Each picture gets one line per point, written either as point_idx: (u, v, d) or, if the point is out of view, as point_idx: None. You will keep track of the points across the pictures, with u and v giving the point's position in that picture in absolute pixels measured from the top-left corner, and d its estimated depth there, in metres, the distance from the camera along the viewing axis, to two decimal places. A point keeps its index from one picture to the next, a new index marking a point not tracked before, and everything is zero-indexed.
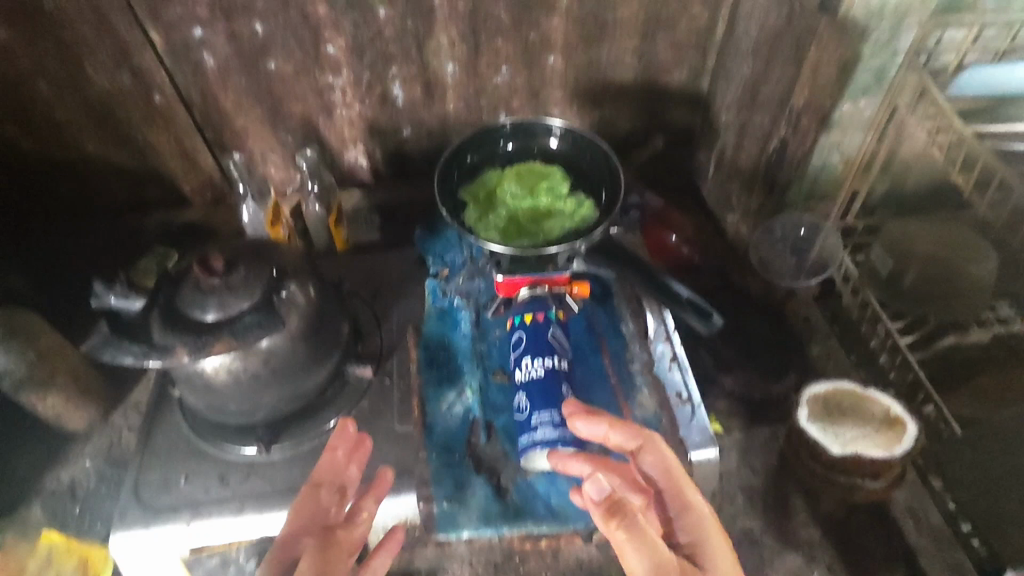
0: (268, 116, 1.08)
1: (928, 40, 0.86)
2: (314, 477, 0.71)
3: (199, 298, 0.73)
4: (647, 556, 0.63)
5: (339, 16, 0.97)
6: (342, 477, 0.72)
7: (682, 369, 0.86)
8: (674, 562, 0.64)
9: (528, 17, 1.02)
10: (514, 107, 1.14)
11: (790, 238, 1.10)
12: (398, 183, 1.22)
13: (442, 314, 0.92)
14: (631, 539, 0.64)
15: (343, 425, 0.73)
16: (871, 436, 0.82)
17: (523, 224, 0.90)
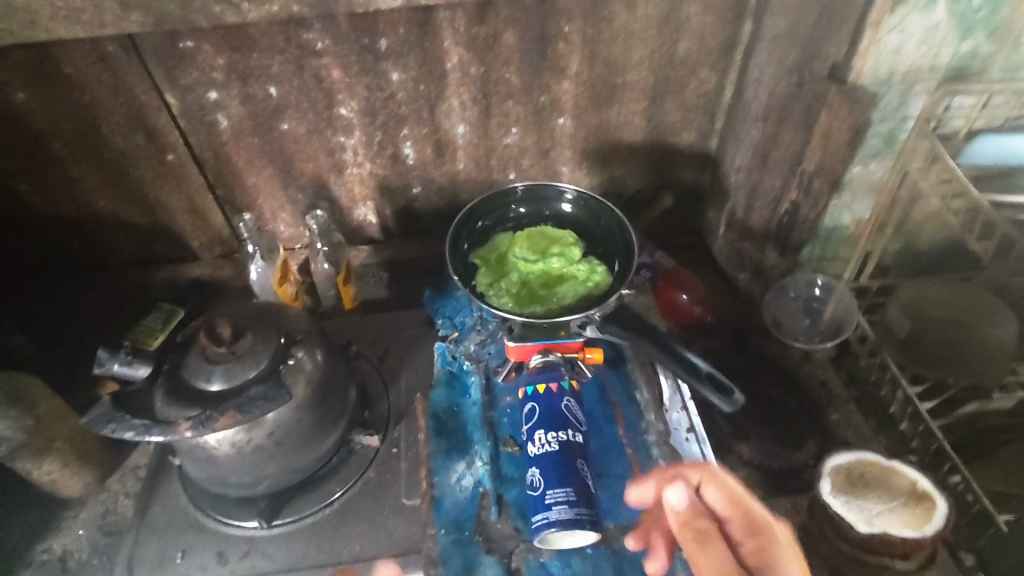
0: (279, 175, 1.09)
1: (937, 108, 0.88)
2: None
3: (205, 368, 0.73)
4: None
5: (353, 80, 0.98)
6: None
7: (700, 440, 0.83)
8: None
9: (538, 80, 1.03)
10: (524, 166, 1.15)
11: (802, 297, 1.09)
12: (407, 240, 1.22)
13: (451, 380, 0.90)
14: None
15: None
16: (899, 512, 0.79)
17: (535, 290, 0.89)
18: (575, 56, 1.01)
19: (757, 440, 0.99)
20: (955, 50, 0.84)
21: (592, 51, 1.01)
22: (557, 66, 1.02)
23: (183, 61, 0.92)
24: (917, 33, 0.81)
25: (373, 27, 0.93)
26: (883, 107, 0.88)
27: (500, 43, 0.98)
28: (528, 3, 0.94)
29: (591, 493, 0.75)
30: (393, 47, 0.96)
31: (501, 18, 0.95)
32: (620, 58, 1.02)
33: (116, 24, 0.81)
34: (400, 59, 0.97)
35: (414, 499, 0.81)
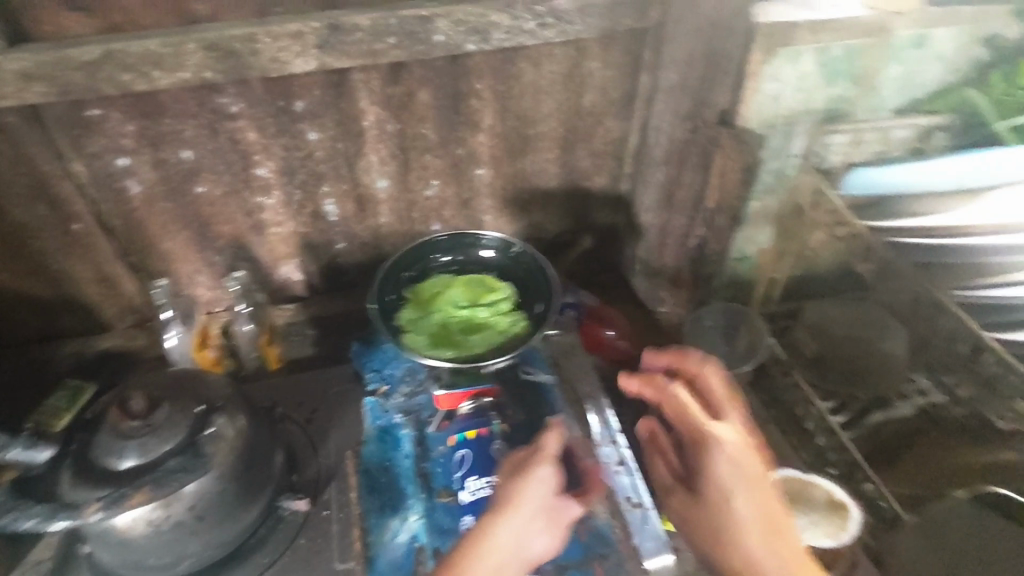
0: (195, 239, 1.06)
1: (817, 145, 0.98)
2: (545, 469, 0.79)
3: (117, 444, 0.69)
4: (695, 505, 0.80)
5: (269, 141, 0.99)
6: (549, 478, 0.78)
7: (630, 472, 0.84)
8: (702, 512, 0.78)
9: (454, 135, 1.07)
10: (447, 217, 1.18)
11: (719, 325, 1.13)
12: (333, 296, 1.21)
13: (382, 435, 0.88)
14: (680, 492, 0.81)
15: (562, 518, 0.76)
16: (819, 524, 0.83)
17: (450, 334, 0.92)
18: (488, 111, 1.06)
19: None
20: (825, 95, 0.94)
21: (504, 106, 1.06)
22: (471, 120, 1.06)
23: (89, 129, 0.90)
24: (790, 82, 0.91)
25: (288, 89, 0.95)
26: (770, 147, 0.97)
27: (414, 101, 1.01)
28: (439, 63, 0.98)
29: None
30: (308, 108, 0.97)
31: (414, 78, 0.98)
32: (530, 111, 1.07)
33: (17, 96, 0.81)
34: (316, 119, 0.99)
35: (348, 561, 0.79)
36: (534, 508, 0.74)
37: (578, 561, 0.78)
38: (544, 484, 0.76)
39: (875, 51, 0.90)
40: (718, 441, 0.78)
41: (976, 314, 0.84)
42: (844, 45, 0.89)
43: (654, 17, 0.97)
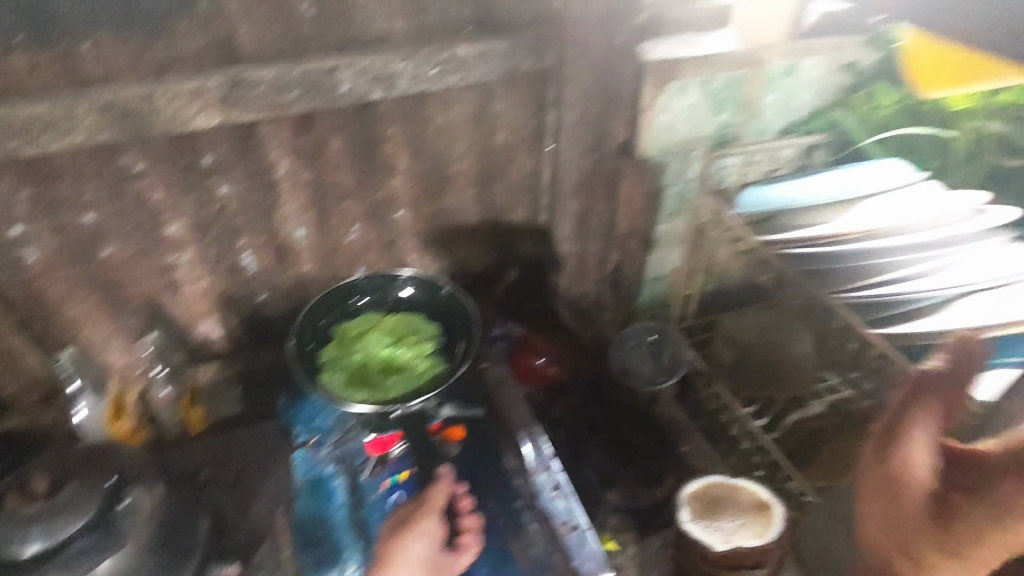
0: (105, 304, 1.02)
1: (712, 168, 1.06)
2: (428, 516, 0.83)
3: (19, 529, 0.65)
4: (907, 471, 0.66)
5: (178, 198, 0.97)
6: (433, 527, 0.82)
7: (565, 496, 0.86)
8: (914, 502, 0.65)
9: (371, 180, 1.09)
10: (370, 260, 1.18)
11: (643, 344, 1.15)
12: (259, 349, 1.18)
13: (315, 487, 0.89)
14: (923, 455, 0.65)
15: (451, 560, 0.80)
16: (746, 525, 0.87)
17: (368, 374, 0.92)
18: (401, 154, 1.08)
19: (623, 485, 1.05)
20: (714, 122, 1.02)
21: (417, 148, 1.08)
22: (386, 164, 1.08)
23: None
24: (681, 113, 0.98)
25: (195, 146, 0.94)
26: (669, 173, 1.05)
27: (327, 150, 1.02)
28: (348, 112, 1.00)
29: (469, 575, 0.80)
30: (217, 162, 0.96)
31: (324, 126, 1.00)
32: (444, 152, 1.10)
33: None
34: (226, 173, 0.98)
35: None
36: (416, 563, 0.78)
37: None
38: (425, 537, 0.80)
39: (753, 81, 0.99)
40: None
41: (860, 313, 0.88)
42: (724, 76, 0.97)
43: (551, 60, 1.02)
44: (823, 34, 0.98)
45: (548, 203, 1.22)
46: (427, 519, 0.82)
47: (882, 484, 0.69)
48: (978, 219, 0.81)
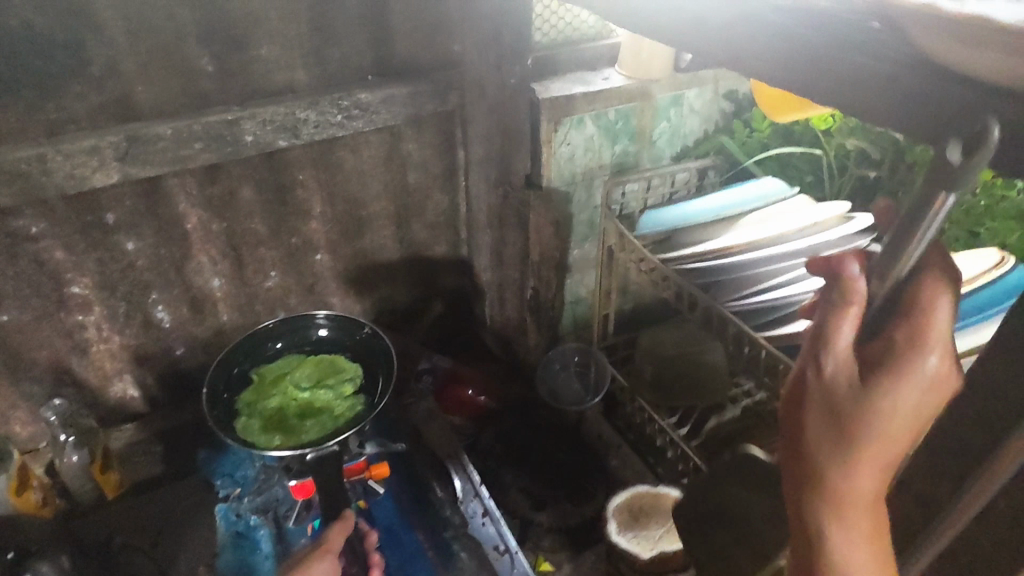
0: (5, 372, 0.98)
1: (615, 195, 1.13)
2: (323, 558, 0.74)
3: None
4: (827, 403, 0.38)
5: (81, 257, 0.95)
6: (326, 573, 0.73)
7: (495, 520, 0.87)
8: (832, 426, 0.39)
9: (285, 225, 1.09)
10: (292, 305, 1.18)
11: (570, 365, 1.22)
12: (180, 405, 1.15)
13: (238, 540, 0.86)
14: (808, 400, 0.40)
15: None
16: (670, 530, 0.91)
17: (286, 420, 0.89)
18: (315, 199, 1.09)
19: (553, 506, 1.06)
20: (612, 152, 1.09)
21: (330, 192, 1.10)
22: (300, 209, 1.09)
23: None
24: (581, 145, 1.05)
25: (96, 204, 0.93)
26: (576, 202, 1.10)
27: (238, 199, 1.03)
28: (257, 160, 1.01)
29: None
30: (121, 219, 0.95)
31: (233, 176, 1.00)
32: (357, 194, 1.13)
33: None
34: (132, 229, 0.97)
35: None
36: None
37: None
38: None
39: (642, 113, 1.07)
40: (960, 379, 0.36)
41: (746, 319, 0.93)
42: (616, 109, 1.04)
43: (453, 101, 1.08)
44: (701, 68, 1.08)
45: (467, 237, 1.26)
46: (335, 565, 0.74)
47: (822, 407, 0.39)
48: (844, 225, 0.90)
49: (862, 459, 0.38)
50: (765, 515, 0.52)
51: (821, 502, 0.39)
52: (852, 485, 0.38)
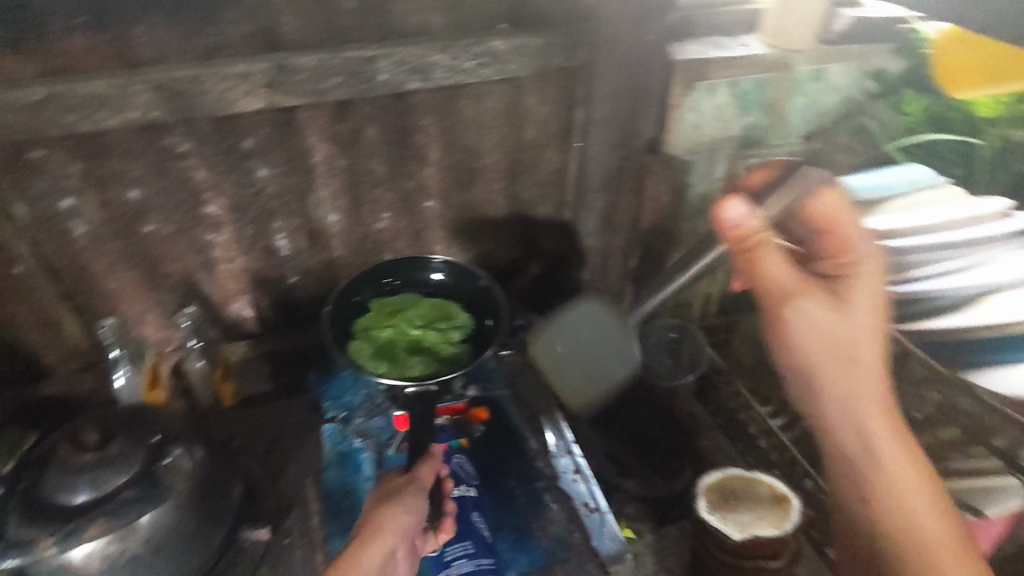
0: (144, 279, 1.06)
1: (739, 168, 1.09)
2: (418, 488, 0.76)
3: (67, 479, 0.68)
4: (820, 323, 0.88)
5: (219, 179, 1.01)
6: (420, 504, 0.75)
7: (586, 479, 0.90)
8: (832, 336, 0.87)
9: (403, 168, 1.11)
10: (399, 248, 1.21)
11: (665, 341, 1.15)
12: (288, 330, 1.22)
13: (342, 458, 0.93)
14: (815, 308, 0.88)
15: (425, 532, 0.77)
16: (763, 516, 0.89)
17: (396, 351, 0.94)
18: (434, 145, 1.11)
19: (640, 476, 1.07)
20: (741, 123, 1.05)
21: (450, 140, 1.11)
22: (418, 154, 1.11)
23: (32, 170, 0.90)
24: (708, 113, 1.02)
25: (236, 129, 0.97)
26: (695, 172, 1.08)
27: (362, 138, 1.05)
28: (385, 101, 1.02)
29: (488, 542, 0.84)
30: (258, 145, 0.99)
31: (361, 115, 1.03)
32: (474, 144, 1.13)
33: None
34: (265, 156, 1.01)
35: None
36: (402, 541, 0.73)
37: (543, 568, 0.83)
38: (414, 513, 0.74)
39: (779, 84, 1.01)
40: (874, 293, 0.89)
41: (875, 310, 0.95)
42: (751, 78, 0.99)
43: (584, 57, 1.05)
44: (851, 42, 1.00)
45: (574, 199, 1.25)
46: (404, 507, 0.74)
47: (831, 334, 0.88)
48: (1003, 223, 0.84)
49: (788, 270, 0.89)
50: (871, 408, 0.89)
51: (813, 283, 0.88)
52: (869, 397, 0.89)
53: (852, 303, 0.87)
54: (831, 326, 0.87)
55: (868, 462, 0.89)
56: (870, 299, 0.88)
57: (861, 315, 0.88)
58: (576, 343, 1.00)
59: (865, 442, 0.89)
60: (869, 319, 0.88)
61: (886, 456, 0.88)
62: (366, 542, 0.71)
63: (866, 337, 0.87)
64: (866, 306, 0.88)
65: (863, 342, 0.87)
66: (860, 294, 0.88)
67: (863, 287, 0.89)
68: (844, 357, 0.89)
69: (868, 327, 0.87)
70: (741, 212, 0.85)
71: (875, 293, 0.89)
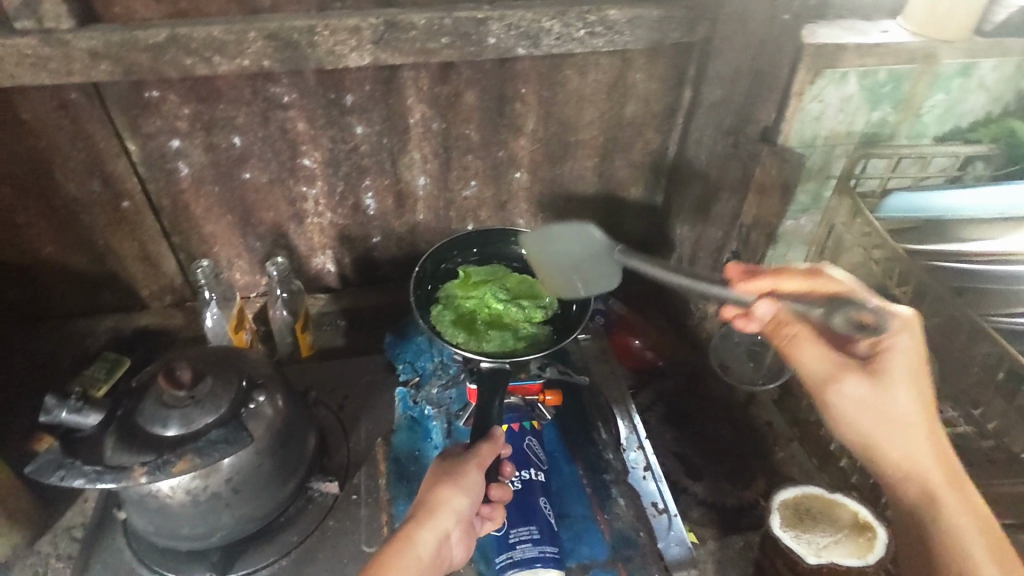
0: (238, 224, 1.09)
1: (856, 168, 0.96)
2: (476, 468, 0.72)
3: (161, 413, 0.72)
4: (857, 405, 0.73)
5: (318, 133, 1.01)
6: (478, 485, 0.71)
7: (656, 478, 0.91)
8: (867, 421, 0.73)
9: (497, 137, 1.08)
10: (482, 218, 1.19)
11: (745, 342, 1.10)
12: (365, 289, 1.23)
13: (412, 424, 0.95)
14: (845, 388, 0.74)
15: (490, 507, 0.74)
16: (843, 542, 0.83)
17: (475, 322, 0.94)
18: (531, 115, 1.07)
19: (710, 479, 1.03)
20: (866, 118, 0.93)
21: (548, 111, 1.07)
22: (514, 124, 1.07)
23: (148, 110, 0.93)
24: (833, 104, 0.90)
25: (339, 83, 0.96)
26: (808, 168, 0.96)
27: (461, 102, 1.03)
28: (488, 65, 0.99)
29: (553, 530, 0.80)
30: (358, 102, 0.99)
31: (462, 79, 1.00)
32: (572, 118, 1.09)
33: (85, 73, 0.84)
34: (364, 114, 1.01)
35: (374, 546, 0.83)
36: (455, 522, 0.69)
37: (604, 561, 0.82)
38: (468, 494, 0.70)
39: (919, 79, 0.89)
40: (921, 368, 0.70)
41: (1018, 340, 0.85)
42: (888, 70, 0.88)
43: (701, 33, 0.99)
44: (1010, 36, 0.88)
45: (668, 183, 1.20)
46: (452, 488, 0.69)
47: (870, 415, 0.72)
48: None
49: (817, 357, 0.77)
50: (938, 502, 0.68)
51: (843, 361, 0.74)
52: (936, 489, 0.68)
53: (885, 380, 0.71)
54: (864, 409, 0.73)
55: (941, 533, 0.67)
56: (912, 349, 0.71)
57: (903, 393, 0.70)
58: (546, 250, 0.91)
59: (935, 506, 0.68)
60: (910, 382, 0.70)
61: (965, 519, 0.67)
62: (422, 520, 0.68)
63: (910, 401, 0.70)
64: (907, 363, 0.70)
65: (909, 406, 0.70)
66: (895, 341, 0.71)
67: (902, 336, 0.71)
68: (894, 428, 0.71)
69: (909, 388, 0.70)
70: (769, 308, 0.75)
71: (921, 343, 0.71)
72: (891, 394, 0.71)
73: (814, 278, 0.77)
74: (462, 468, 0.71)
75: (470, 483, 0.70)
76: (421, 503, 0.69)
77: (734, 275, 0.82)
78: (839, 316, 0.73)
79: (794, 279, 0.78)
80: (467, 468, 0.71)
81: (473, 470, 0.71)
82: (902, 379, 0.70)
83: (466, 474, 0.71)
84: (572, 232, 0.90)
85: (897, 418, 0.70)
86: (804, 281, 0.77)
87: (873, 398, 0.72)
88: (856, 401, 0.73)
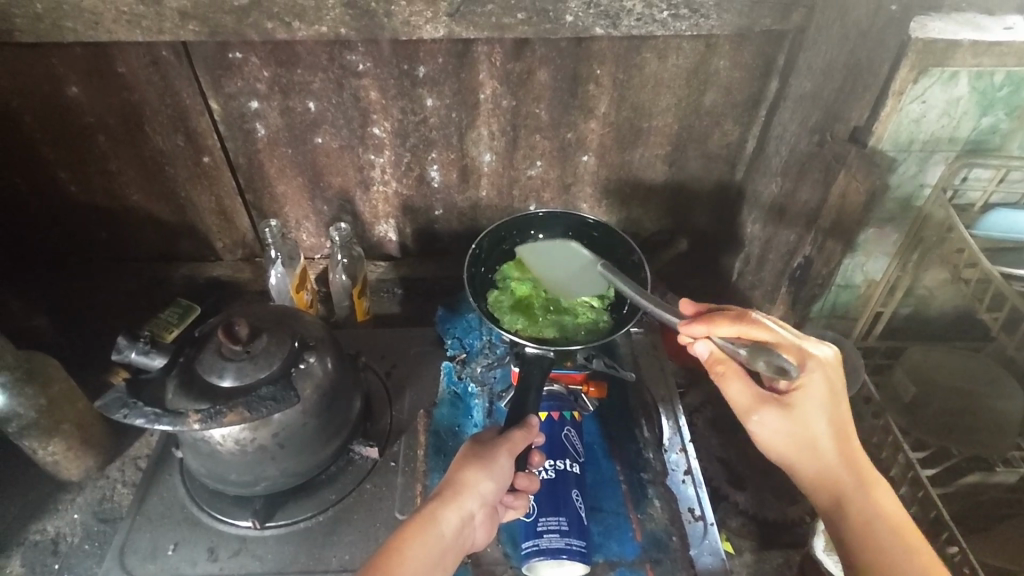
0: (307, 186, 1.12)
1: (955, 178, 0.86)
2: (510, 455, 0.72)
3: (219, 363, 0.76)
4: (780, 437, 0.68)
5: (389, 102, 1.02)
6: (508, 472, 0.71)
7: (695, 484, 0.90)
8: (789, 450, 0.68)
9: (567, 118, 1.06)
10: (545, 200, 1.18)
11: None
12: (423, 260, 1.25)
13: (455, 400, 0.96)
14: (768, 421, 0.68)
15: (522, 496, 0.75)
16: None
17: (532, 306, 0.92)
18: (604, 98, 1.03)
19: (754, 490, 1.00)
20: (974, 125, 0.83)
21: (622, 95, 1.03)
22: (586, 106, 1.04)
23: (230, 70, 0.96)
24: (938, 106, 0.81)
25: (414, 54, 0.96)
26: (899, 174, 0.87)
27: (533, 80, 1.01)
28: (564, 44, 0.96)
29: (582, 523, 0.79)
30: (430, 74, 0.99)
31: (536, 56, 0.98)
32: (647, 104, 1.04)
33: (174, 32, 0.87)
34: (435, 86, 1.00)
35: (406, 514, 0.85)
36: (480, 504, 0.70)
37: (631, 560, 0.81)
38: (498, 479, 0.70)
39: None
40: (836, 394, 0.66)
41: None
42: (1007, 72, 0.79)
43: (796, 21, 0.92)
44: None
45: (743, 177, 1.15)
46: (481, 471, 0.70)
47: (795, 445, 0.67)
48: None
49: (742, 393, 0.69)
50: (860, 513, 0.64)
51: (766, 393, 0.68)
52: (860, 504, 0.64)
53: (805, 410, 0.66)
54: (790, 441, 0.67)
55: (859, 541, 0.63)
56: (825, 385, 0.66)
57: (820, 421, 0.66)
58: (570, 269, 0.97)
59: (846, 513, 0.65)
60: (830, 406, 0.66)
61: (879, 525, 0.63)
62: (447, 498, 0.69)
63: (825, 429, 0.66)
64: (826, 389, 0.66)
65: (825, 435, 0.66)
66: (808, 377, 0.66)
67: (815, 372, 0.66)
68: (808, 455, 0.67)
69: (824, 418, 0.66)
70: (706, 344, 0.71)
71: (834, 379, 0.67)
72: (807, 424, 0.66)
73: (744, 326, 0.67)
74: (491, 452, 0.71)
75: (498, 470, 0.71)
76: (449, 482, 0.70)
77: (689, 313, 0.74)
78: (761, 362, 0.65)
79: (728, 324, 0.68)
80: (498, 453, 0.71)
81: (506, 456, 0.72)
82: (821, 409, 0.66)
83: (494, 459, 0.71)
84: (575, 254, 1.00)
85: (817, 445, 0.66)
86: (736, 328, 0.67)
87: (794, 429, 0.67)
88: (779, 434, 0.68)
